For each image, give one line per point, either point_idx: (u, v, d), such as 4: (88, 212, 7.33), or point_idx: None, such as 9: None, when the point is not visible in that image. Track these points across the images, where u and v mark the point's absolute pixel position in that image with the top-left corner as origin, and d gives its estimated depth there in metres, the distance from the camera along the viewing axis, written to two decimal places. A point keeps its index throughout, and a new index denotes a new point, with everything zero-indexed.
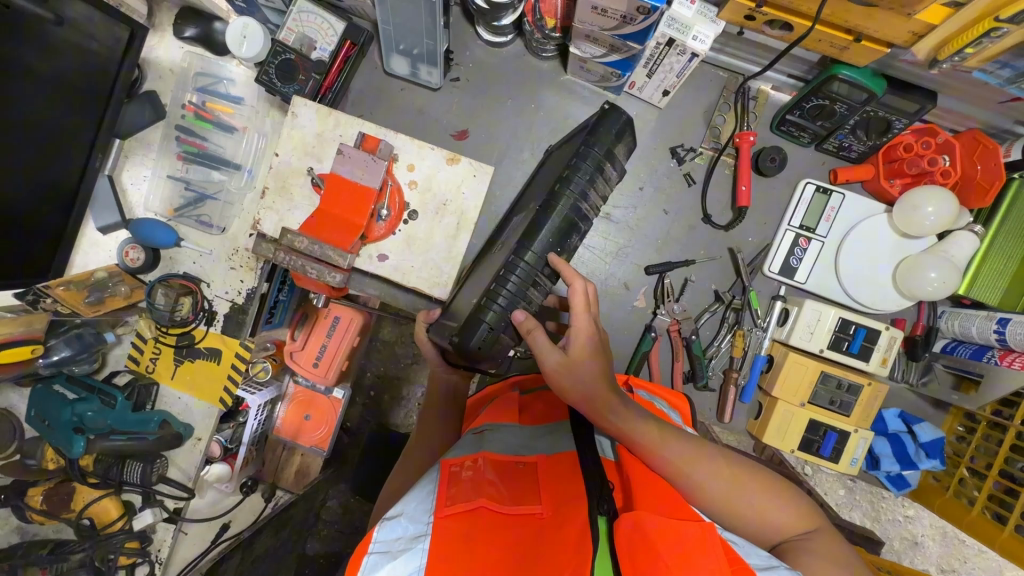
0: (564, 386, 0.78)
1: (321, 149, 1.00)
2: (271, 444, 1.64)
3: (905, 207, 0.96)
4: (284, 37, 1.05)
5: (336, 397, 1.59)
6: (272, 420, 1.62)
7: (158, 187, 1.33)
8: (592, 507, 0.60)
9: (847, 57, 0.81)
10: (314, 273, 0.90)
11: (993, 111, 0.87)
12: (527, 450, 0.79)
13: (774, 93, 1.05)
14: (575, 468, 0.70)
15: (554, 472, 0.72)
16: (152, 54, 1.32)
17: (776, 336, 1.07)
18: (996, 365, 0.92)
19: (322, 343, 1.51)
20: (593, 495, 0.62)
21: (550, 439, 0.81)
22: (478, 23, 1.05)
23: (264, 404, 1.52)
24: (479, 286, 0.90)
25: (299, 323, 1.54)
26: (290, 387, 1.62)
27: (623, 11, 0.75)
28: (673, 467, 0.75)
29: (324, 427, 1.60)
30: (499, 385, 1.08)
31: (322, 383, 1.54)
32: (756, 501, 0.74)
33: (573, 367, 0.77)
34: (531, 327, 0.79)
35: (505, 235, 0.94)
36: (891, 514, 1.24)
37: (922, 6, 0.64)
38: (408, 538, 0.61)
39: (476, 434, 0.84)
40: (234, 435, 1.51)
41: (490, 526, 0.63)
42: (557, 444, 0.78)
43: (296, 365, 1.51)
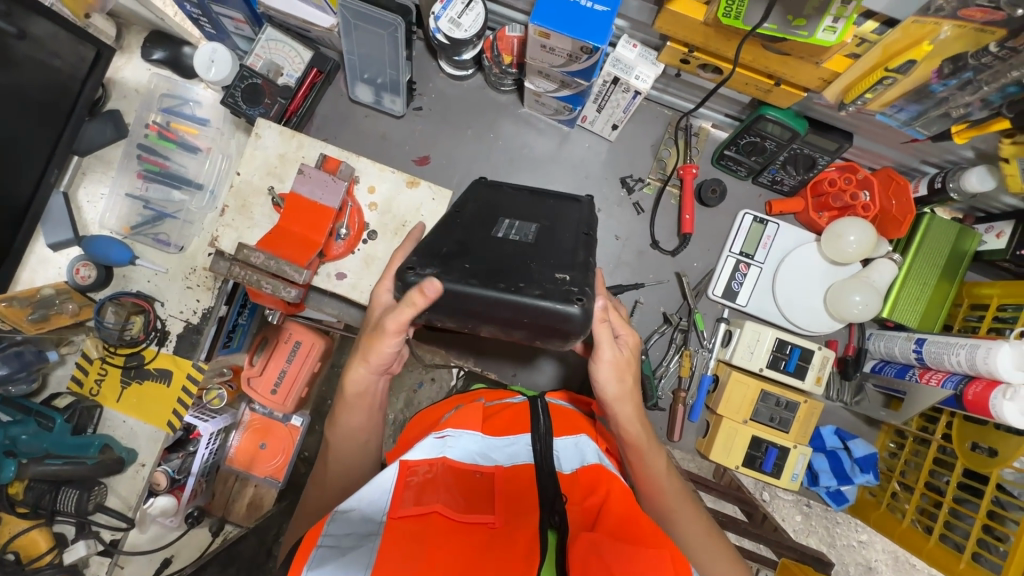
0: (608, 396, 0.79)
1: (283, 170, 1.03)
2: (223, 475, 1.63)
3: (831, 236, 1.04)
4: (253, 63, 1.09)
5: (294, 423, 1.60)
6: (225, 449, 1.61)
7: (115, 205, 1.32)
8: (545, 518, 0.68)
9: (773, 98, 0.90)
10: (268, 288, 0.90)
11: (902, 152, 0.97)
12: (485, 458, 0.82)
13: (714, 131, 1.13)
14: (534, 486, 0.75)
15: (513, 486, 0.76)
16: (118, 74, 1.34)
17: (720, 356, 1.11)
18: (916, 383, 0.99)
19: (281, 369, 1.51)
20: (547, 505, 0.69)
21: (509, 448, 0.84)
22: (440, 57, 1.11)
23: (217, 432, 1.50)
24: (521, 259, 0.77)
25: (259, 348, 1.54)
26: (246, 415, 1.63)
27: (569, 50, 0.81)
28: (661, 496, 0.83)
29: (280, 456, 1.61)
30: (459, 397, 1.03)
31: (280, 410, 1.53)
32: (717, 561, 0.81)
33: (624, 374, 0.79)
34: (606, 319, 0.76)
35: (513, 227, 0.85)
36: (846, 539, 1.26)
37: (827, 55, 0.72)
38: (358, 536, 0.64)
39: (439, 437, 0.82)
40: (182, 465, 1.46)
41: (442, 531, 0.67)
42: (514, 455, 0.82)
43: (252, 392, 1.50)
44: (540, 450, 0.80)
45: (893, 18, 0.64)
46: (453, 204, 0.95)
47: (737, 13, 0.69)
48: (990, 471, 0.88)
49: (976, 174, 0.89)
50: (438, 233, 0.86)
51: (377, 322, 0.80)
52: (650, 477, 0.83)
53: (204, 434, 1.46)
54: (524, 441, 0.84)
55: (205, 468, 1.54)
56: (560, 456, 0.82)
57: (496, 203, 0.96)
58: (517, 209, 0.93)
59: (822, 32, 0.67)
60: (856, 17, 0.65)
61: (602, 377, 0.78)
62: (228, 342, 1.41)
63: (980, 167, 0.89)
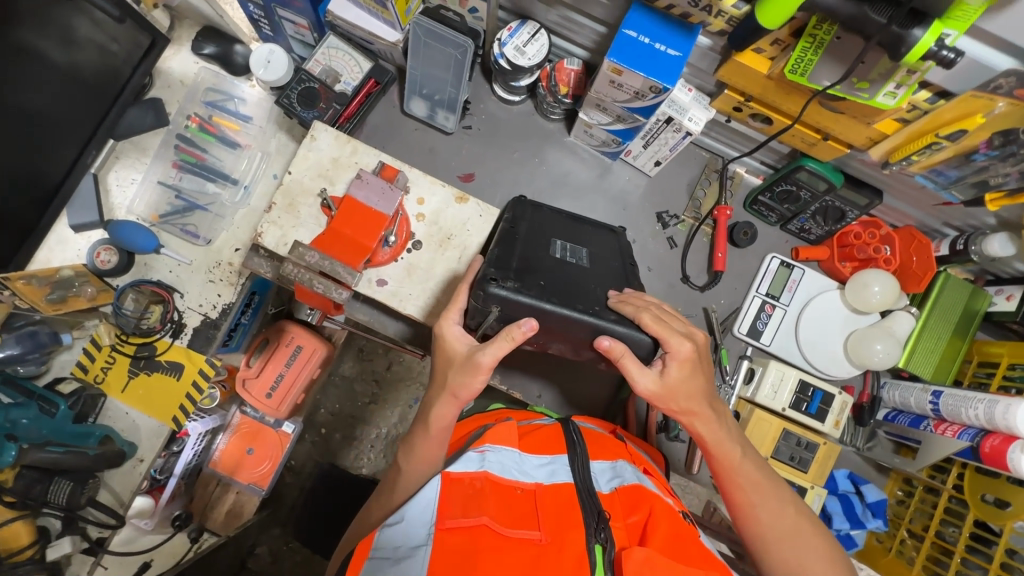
0: (663, 398, 0.77)
1: (336, 174, 1.03)
2: (204, 479, 1.57)
3: (855, 286, 1.09)
4: (312, 67, 1.11)
5: (285, 431, 1.54)
6: (209, 452, 1.54)
7: (146, 192, 1.31)
8: (591, 537, 0.68)
9: (815, 151, 0.96)
10: (320, 288, 0.90)
11: (927, 213, 1.03)
12: (523, 475, 0.78)
13: (747, 176, 1.18)
14: (576, 504, 0.73)
15: (557, 506, 0.73)
16: (165, 64, 1.34)
17: (741, 393, 1.13)
18: (930, 433, 1.03)
19: (279, 372, 1.48)
20: (591, 524, 0.69)
21: (548, 469, 0.80)
22: (495, 81, 1.15)
23: (204, 433, 1.44)
24: (582, 280, 0.86)
25: (258, 349, 1.51)
26: (235, 417, 1.56)
27: (638, 87, 0.85)
28: (739, 486, 0.79)
29: (266, 463, 1.54)
30: (487, 416, 1.00)
31: (273, 414, 1.49)
32: (810, 555, 0.75)
33: (670, 381, 0.76)
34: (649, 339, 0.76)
35: (567, 249, 0.92)
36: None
37: (879, 117, 0.78)
38: (408, 547, 0.68)
39: (477, 453, 0.79)
40: (165, 465, 1.40)
41: (490, 548, 0.66)
42: (554, 473, 0.78)
43: (247, 394, 1.46)
44: (576, 467, 0.79)
45: (946, 90, 0.70)
46: (510, 213, 0.98)
47: (804, 70, 0.74)
48: (1003, 524, 0.92)
49: (998, 240, 0.95)
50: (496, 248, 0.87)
51: (462, 360, 0.79)
52: (726, 469, 0.79)
53: (192, 433, 1.39)
54: (564, 462, 0.80)
55: (189, 470, 1.48)
56: (596, 476, 0.80)
57: (541, 225, 0.98)
58: (560, 232, 0.98)
59: (883, 95, 0.71)
60: (915, 86, 0.70)
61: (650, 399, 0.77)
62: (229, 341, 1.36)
63: (1001, 234, 0.95)
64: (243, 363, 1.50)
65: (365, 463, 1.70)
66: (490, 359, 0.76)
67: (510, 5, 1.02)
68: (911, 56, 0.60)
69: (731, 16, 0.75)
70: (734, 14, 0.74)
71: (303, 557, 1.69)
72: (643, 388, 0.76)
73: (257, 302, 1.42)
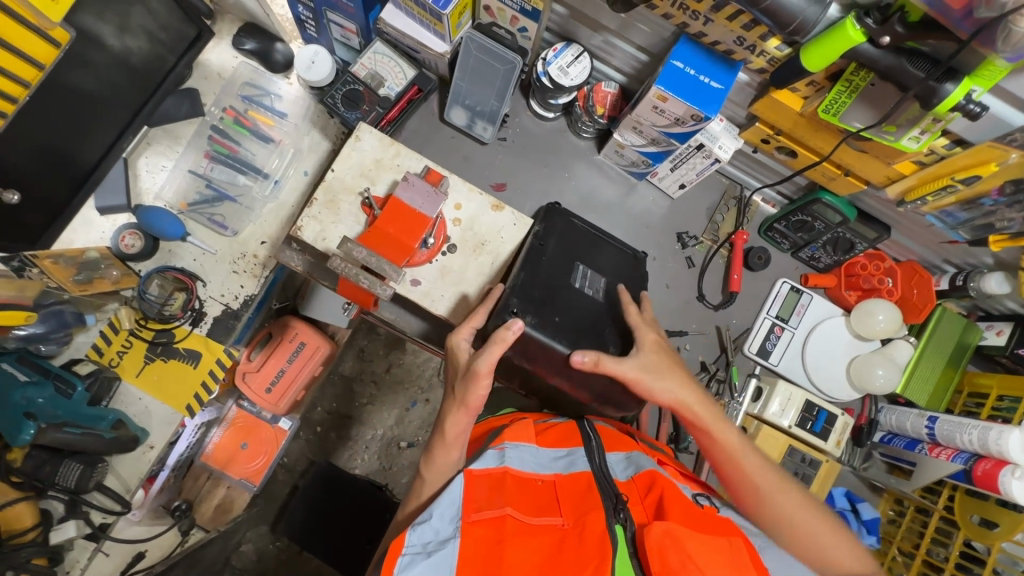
0: (647, 386, 0.83)
1: (377, 174, 1.06)
2: (195, 472, 1.53)
3: (861, 313, 1.16)
4: (358, 70, 1.15)
5: (282, 427, 1.55)
6: (201, 445, 1.52)
7: (176, 180, 1.32)
8: (611, 515, 0.70)
9: (833, 185, 1.03)
10: (365, 282, 0.93)
11: (930, 249, 1.11)
12: (543, 468, 0.81)
13: (763, 204, 1.25)
14: (592, 489, 0.75)
15: (575, 494, 0.76)
16: (205, 56, 1.36)
17: (749, 410, 1.19)
18: (925, 456, 1.10)
19: (281, 367, 1.47)
20: (610, 506, 0.71)
21: (568, 460, 0.83)
22: (532, 97, 1.20)
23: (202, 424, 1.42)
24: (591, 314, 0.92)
25: (259, 344, 1.49)
26: (231, 410, 1.54)
27: (679, 115, 0.91)
28: (742, 477, 0.81)
29: (261, 458, 1.54)
30: (502, 417, 1.01)
31: (270, 410, 1.49)
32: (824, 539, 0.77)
33: (647, 369, 0.84)
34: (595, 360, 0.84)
35: (588, 279, 0.98)
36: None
37: (898, 159, 0.85)
38: (439, 540, 0.69)
39: (496, 450, 0.81)
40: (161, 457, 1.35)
41: (515, 535, 0.69)
42: (571, 464, 0.82)
43: (247, 387, 1.45)
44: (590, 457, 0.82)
45: (963, 139, 0.77)
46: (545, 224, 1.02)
47: (836, 111, 0.80)
48: (992, 543, 0.98)
49: (995, 278, 1.03)
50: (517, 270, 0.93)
51: (466, 370, 0.84)
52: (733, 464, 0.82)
53: (191, 425, 1.36)
54: (581, 453, 0.84)
55: (181, 462, 1.44)
56: (613, 466, 0.84)
57: (568, 238, 1.02)
58: (582, 251, 1.01)
59: (907, 139, 0.78)
60: (937, 133, 0.77)
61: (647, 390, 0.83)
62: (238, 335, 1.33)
63: (999, 273, 1.03)
64: (242, 356, 1.48)
65: (358, 464, 1.69)
66: (486, 364, 0.81)
67: (557, 28, 1.08)
68: (941, 107, 0.67)
69: (773, 57, 0.81)
70: (775, 54, 0.80)
71: (288, 556, 1.67)
72: (627, 377, 0.83)
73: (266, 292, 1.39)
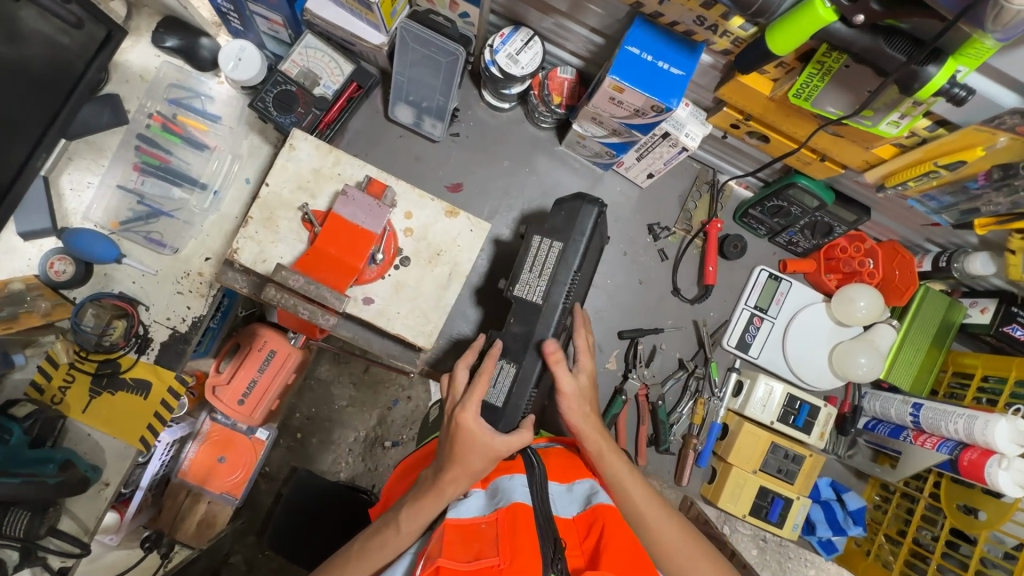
0: (567, 404, 0.88)
1: (317, 186, 0.97)
2: (173, 489, 1.39)
3: (841, 300, 1.12)
4: (288, 68, 1.03)
5: (260, 437, 1.39)
6: (178, 461, 1.38)
7: (104, 197, 1.19)
8: (549, 568, 0.65)
9: (809, 169, 0.96)
10: (304, 313, 0.88)
11: (911, 228, 1.05)
12: (486, 505, 0.75)
13: (739, 188, 1.18)
14: (534, 530, 0.67)
15: (511, 528, 0.68)
16: (123, 57, 1.22)
17: (730, 406, 1.15)
18: (911, 444, 1.06)
19: (251, 378, 1.32)
20: (548, 557, 0.65)
21: (508, 490, 0.75)
22: (484, 87, 1.11)
23: (174, 442, 1.31)
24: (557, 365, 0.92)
25: (228, 354, 1.37)
26: (206, 425, 1.39)
27: (639, 106, 0.83)
28: (633, 505, 0.81)
29: (239, 472, 1.38)
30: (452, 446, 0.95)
31: (245, 421, 1.35)
32: (700, 565, 0.78)
33: (580, 393, 0.89)
34: (556, 354, 0.89)
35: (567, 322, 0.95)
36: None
37: (878, 143, 0.77)
38: None
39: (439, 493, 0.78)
40: (132, 478, 1.25)
41: None
42: (513, 492, 0.73)
43: (217, 401, 1.31)
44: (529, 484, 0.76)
45: (947, 120, 0.70)
46: (569, 291, 0.92)
47: (808, 95, 0.72)
48: (978, 532, 0.95)
49: (980, 260, 0.97)
50: (531, 390, 0.90)
51: (483, 449, 0.80)
52: (623, 497, 0.82)
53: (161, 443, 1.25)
54: (523, 481, 0.76)
55: (156, 482, 1.33)
56: (555, 500, 0.77)
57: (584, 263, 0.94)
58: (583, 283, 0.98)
59: (886, 124, 0.71)
60: (919, 116, 0.69)
61: (567, 407, 0.88)
62: (198, 346, 1.25)
63: (983, 254, 0.97)
64: (211, 369, 1.35)
65: (343, 469, 1.51)
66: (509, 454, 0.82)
67: (502, 10, 0.97)
68: (922, 93, 0.59)
69: (737, 37, 0.73)
70: (739, 34, 0.72)
71: (280, 564, 1.52)
72: (565, 389, 0.88)
73: (228, 303, 1.30)
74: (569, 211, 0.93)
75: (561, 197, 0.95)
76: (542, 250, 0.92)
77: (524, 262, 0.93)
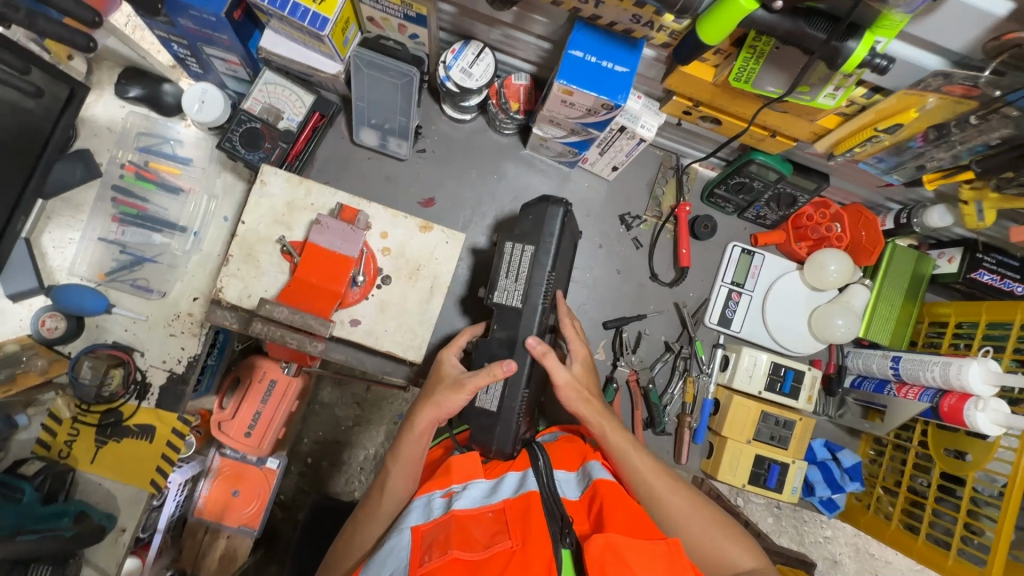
0: (569, 396, 0.88)
1: (292, 218, 0.99)
2: (191, 528, 1.37)
3: (813, 266, 1.15)
4: (250, 106, 1.06)
5: (270, 467, 1.36)
6: (191, 500, 1.36)
7: (87, 251, 1.19)
8: (558, 543, 0.68)
9: (765, 145, 0.99)
10: (293, 342, 0.91)
11: (871, 190, 1.09)
12: (493, 496, 0.77)
13: (702, 170, 1.22)
14: (540, 514, 0.71)
15: (524, 516, 0.72)
16: (89, 112, 1.23)
17: (719, 380, 1.18)
18: (894, 396, 1.09)
19: (255, 410, 1.27)
20: (556, 532, 0.69)
21: (515, 482, 0.80)
22: (443, 101, 1.14)
23: (185, 482, 1.29)
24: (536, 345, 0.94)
25: (230, 389, 1.36)
26: (214, 461, 1.37)
27: (589, 106, 0.86)
28: (643, 479, 0.84)
29: (254, 504, 1.35)
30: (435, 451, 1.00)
31: (254, 452, 1.30)
32: (715, 531, 0.82)
33: (575, 381, 0.89)
34: (543, 350, 0.88)
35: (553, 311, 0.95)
36: (814, 535, 1.31)
37: (819, 115, 0.81)
38: None
39: (444, 496, 0.78)
40: (149, 522, 1.24)
41: None
42: (521, 486, 0.77)
43: (224, 437, 1.27)
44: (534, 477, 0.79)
45: (881, 87, 0.73)
46: (544, 279, 0.94)
47: (748, 78, 0.75)
48: (967, 473, 0.98)
49: (938, 212, 1.01)
50: (523, 390, 0.92)
51: (451, 381, 0.90)
52: (628, 462, 0.85)
53: (174, 485, 1.24)
54: (531, 473, 0.80)
55: (173, 523, 1.32)
56: (562, 486, 0.82)
57: (560, 248, 0.96)
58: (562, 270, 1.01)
59: (823, 97, 0.74)
60: (852, 86, 0.73)
61: (567, 399, 0.88)
62: (197, 386, 1.25)
63: (940, 206, 1.01)
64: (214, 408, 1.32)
65: (357, 487, 1.48)
66: (472, 381, 0.88)
67: (450, 27, 1.01)
68: (847, 66, 0.63)
69: (673, 30, 0.76)
70: (674, 28, 0.75)
71: None
72: (559, 381, 0.87)
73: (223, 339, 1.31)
74: (536, 215, 0.96)
75: (527, 202, 0.97)
76: (513, 255, 0.95)
77: (500, 269, 0.96)
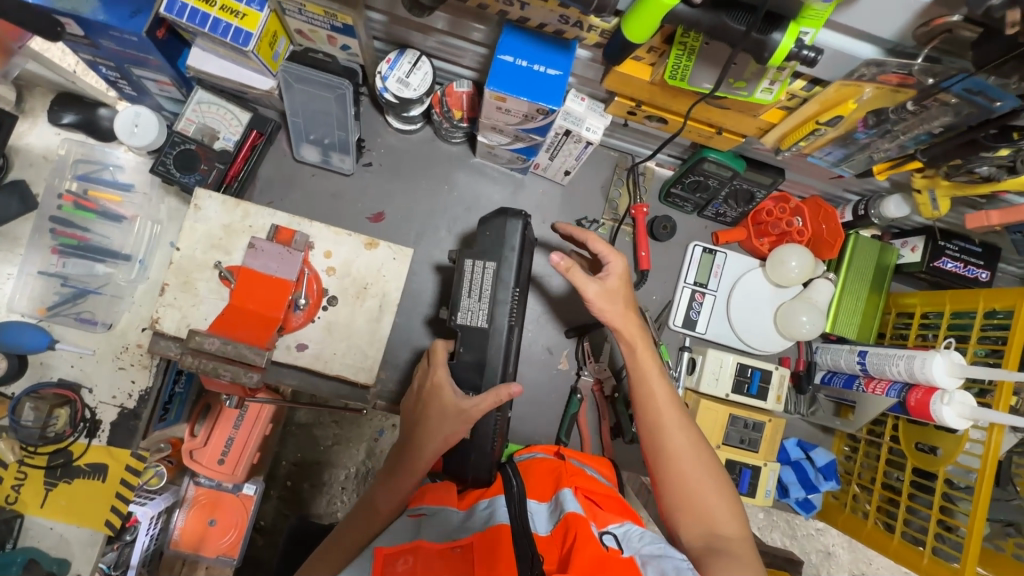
0: (599, 308, 0.87)
1: (229, 242, 0.95)
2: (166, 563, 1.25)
3: (774, 263, 1.13)
4: (184, 127, 1.02)
5: (247, 493, 1.23)
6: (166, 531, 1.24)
7: (27, 285, 1.13)
8: None
9: (716, 142, 0.96)
10: (227, 375, 0.84)
11: (827, 182, 1.07)
12: (462, 531, 0.71)
13: (658, 169, 1.19)
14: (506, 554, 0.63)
15: (490, 554, 0.64)
16: (21, 141, 1.18)
17: (687, 384, 1.15)
18: (863, 392, 1.07)
19: (228, 436, 1.20)
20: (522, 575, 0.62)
21: (486, 512, 0.73)
22: (387, 113, 1.10)
23: (159, 515, 1.17)
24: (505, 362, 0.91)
25: (202, 415, 1.25)
26: (190, 489, 1.25)
27: (525, 111, 0.83)
28: (654, 410, 0.82)
29: (232, 533, 1.24)
30: None
31: (230, 480, 1.22)
32: (703, 480, 0.78)
33: (609, 296, 0.86)
34: (569, 266, 0.84)
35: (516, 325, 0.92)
36: (805, 528, 1.28)
37: (764, 110, 0.78)
38: None
39: (412, 518, 0.74)
40: (119, 559, 1.13)
41: None
42: (490, 519, 0.70)
43: (196, 466, 1.19)
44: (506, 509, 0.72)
45: (819, 78, 0.70)
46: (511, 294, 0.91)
47: (683, 75, 0.71)
48: (936, 468, 0.96)
49: (894, 201, 1.00)
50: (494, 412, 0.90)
51: (454, 412, 0.83)
52: (650, 398, 0.83)
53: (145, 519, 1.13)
54: (502, 501, 0.74)
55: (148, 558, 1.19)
56: (535, 517, 0.73)
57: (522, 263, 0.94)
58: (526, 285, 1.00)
59: (761, 92, 0.71)
60: (789, 79, 0.70)
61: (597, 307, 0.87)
62: (164, 415, 1.17)
63: (896, 195, 1.00)
64: (185, 434, 1.23)
65: (341, 507, 1.34)
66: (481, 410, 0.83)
67: (385, 36, 0.97)
68: (776, 59, 0.60)
69: (603, 29, 0.73)
70: (603, 27, 0.72)
71: None
72: (589, 295, 0.85)
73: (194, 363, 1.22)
74: (495, 230, 0.92)
75: (485, 215, 0.93)
76: (475, 273, 0.92)
77: (463, 287, 0.93)
